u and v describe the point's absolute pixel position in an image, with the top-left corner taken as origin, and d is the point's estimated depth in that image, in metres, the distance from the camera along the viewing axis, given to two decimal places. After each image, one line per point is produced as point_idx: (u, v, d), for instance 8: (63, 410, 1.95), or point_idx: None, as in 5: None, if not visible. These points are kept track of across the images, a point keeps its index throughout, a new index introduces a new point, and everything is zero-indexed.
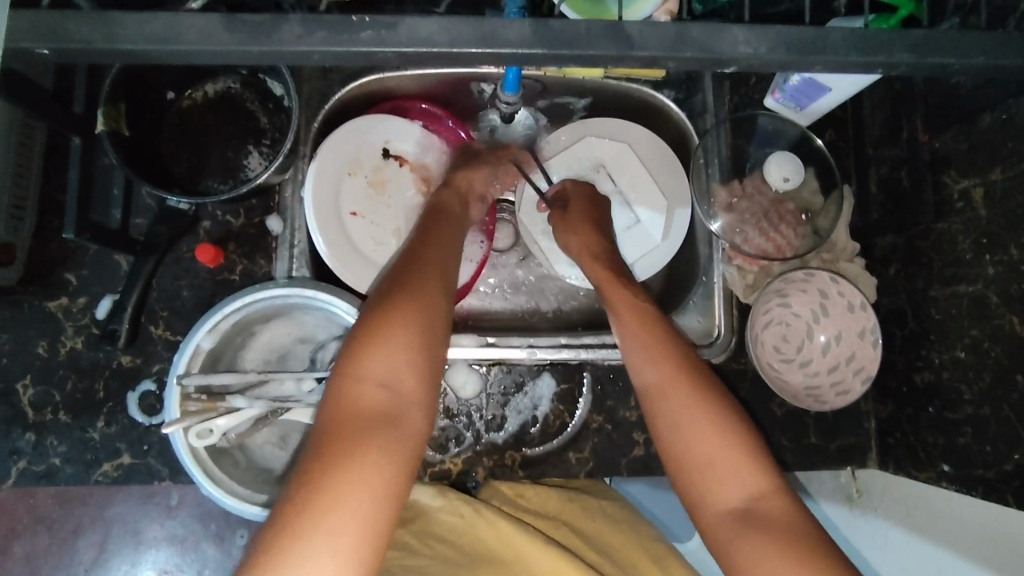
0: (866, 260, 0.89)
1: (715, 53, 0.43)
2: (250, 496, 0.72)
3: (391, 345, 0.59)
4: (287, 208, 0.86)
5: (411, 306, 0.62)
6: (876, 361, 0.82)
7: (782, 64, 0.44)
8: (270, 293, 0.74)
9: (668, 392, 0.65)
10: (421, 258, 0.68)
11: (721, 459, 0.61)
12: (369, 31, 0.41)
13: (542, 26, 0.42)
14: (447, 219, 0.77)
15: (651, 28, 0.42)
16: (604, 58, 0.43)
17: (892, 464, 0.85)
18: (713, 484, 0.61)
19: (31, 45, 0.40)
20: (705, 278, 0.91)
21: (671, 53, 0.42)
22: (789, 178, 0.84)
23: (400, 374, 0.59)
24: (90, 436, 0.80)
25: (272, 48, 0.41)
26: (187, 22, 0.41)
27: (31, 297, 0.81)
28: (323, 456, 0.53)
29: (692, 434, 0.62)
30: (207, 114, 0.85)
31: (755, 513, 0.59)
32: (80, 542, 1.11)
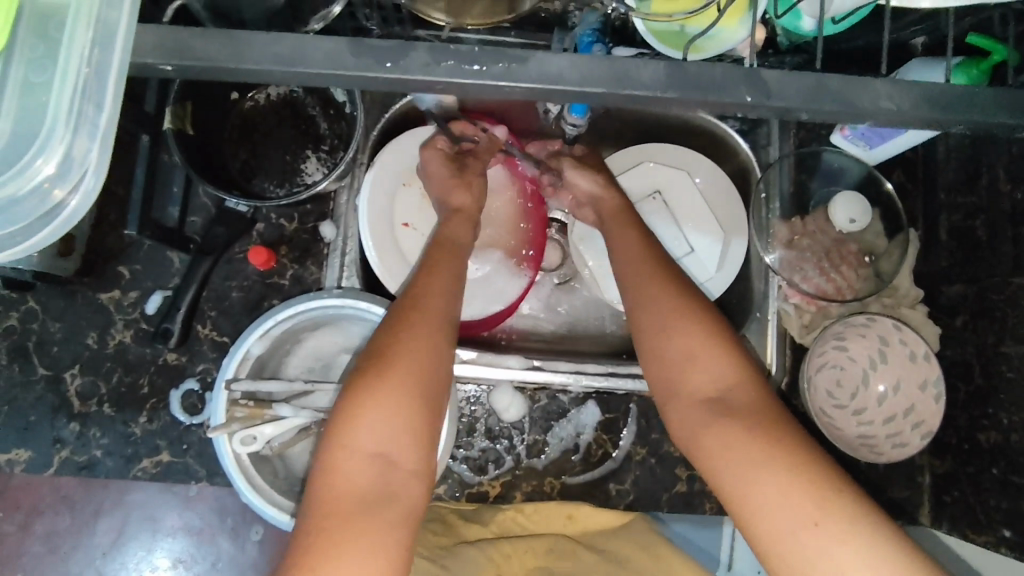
0: (930, 308, 0.85)
1: (859, 108, 0.41)
2: (289, 507, 0.71)
3: (374, 414, 0.59)
4: (340, 215, 0.85)
5: (397, 371, 0.61)
6: (938, 416, 0.79)
7: (926, 121, 0.42)
8: (322, 303, 0.73)
9: (656, 300, 0.68)
10: (409, 307, 0.66)
11: (699, 353, 0.63)
12: (500, 64, 0.40)
13: (677, 69, 0.40)
14: (446, 256, 0.74)
15: (791, 78, 0.41)
16: (736, 105, 0.41)
17: (947, 522, 0.81)
18: (693, 383, 0.62)
19: (154, 62, 0.39)
20: (757, 314, 0.89)
21: (809, 104, 0.41)
22: (856, 220, 0.82)
23: (388, 442, 0.58)
24: (132, 430, 0.80)
25: (400, 76, 0.40)
26: (315, 44, 0.40)
27: (84, 288, 0.81)
28: (311, 544, 0.54)
29: (673, 331, 0.65)
30: (268, 117, 0.85)
31: (727, 399, 0.60)
32: (100, 525, 1.12)
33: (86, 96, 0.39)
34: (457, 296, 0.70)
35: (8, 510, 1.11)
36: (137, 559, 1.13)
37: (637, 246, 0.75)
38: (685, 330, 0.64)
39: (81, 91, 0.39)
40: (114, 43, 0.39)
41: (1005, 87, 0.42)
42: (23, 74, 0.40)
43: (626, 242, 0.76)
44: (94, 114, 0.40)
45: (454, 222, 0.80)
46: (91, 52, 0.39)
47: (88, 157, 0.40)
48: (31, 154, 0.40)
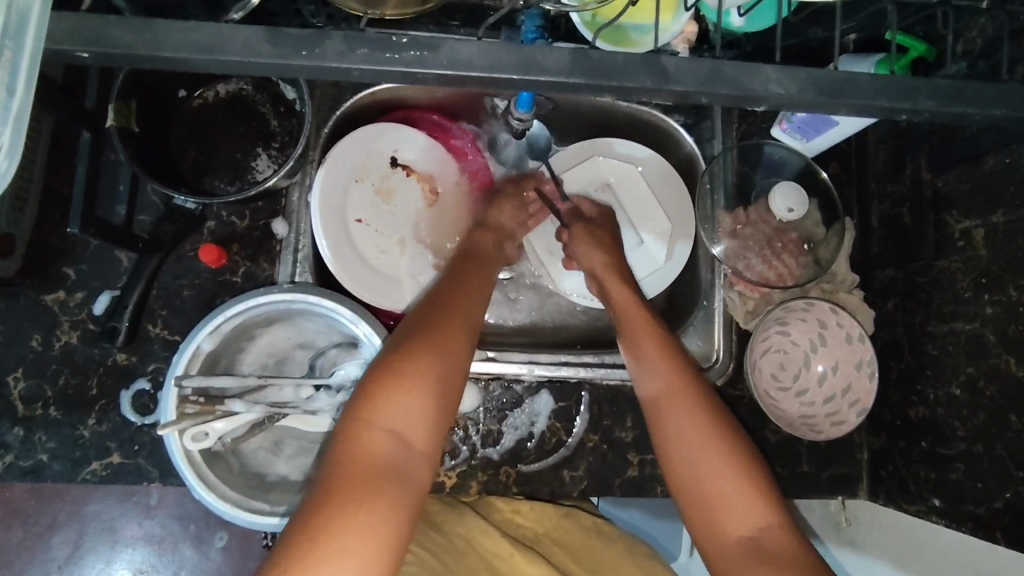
0: (866, 293, 0.90)
1: (748, 91, 0.43)
2: (243, 502, 0.71)
3: (404, 393, 0.60)
4: (293, 212, 0.85)
5: (428, 355, 0.63)
6: (872, 394, 0.83)
7: (813, 105, 0.45)
8: (273, 298, 0.73)
9: (679, 415, 0.69)
10: (438, 306, 0.69)
11: (722, 482, 0.65)
12: (411, 51, 0.42)
13: (581, 55, 0.43)
14: (467, 268, 0.77)
15: (690, 64, 0.43)
16: (640, 90, 0.43)
17: (883, 495, 0.86)
18: (724, 523, 0.64)
19: (71, 47, 0.40)
20: (705, 302, 0.93)
21: (707, 88, 0.43)
22: (793, 209, 0.86)
23: (411, 425, 0.60)
24: (80, 433, 0.79)
25: (315, 63, 0.42)
26: (232, 33, 0.41)
27: (27, 289, 0.80)
28: (323, 510, 0.53)
29: (695, 452, 0.67)
30: (217, 114, 0.85)
31: (760, 543, 0.62)
32: (55, 538, 1.10)
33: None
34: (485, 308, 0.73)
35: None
36: (94, 571, 1.10)
37: (638, 315, 0.79)
38: (711, 461, 0.66)
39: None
40: (27, 34, 0.39)
41: (890, 75, 0.45)
42: None
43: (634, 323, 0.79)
44: (6, 98, 0.40)
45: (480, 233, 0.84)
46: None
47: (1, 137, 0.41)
48: None
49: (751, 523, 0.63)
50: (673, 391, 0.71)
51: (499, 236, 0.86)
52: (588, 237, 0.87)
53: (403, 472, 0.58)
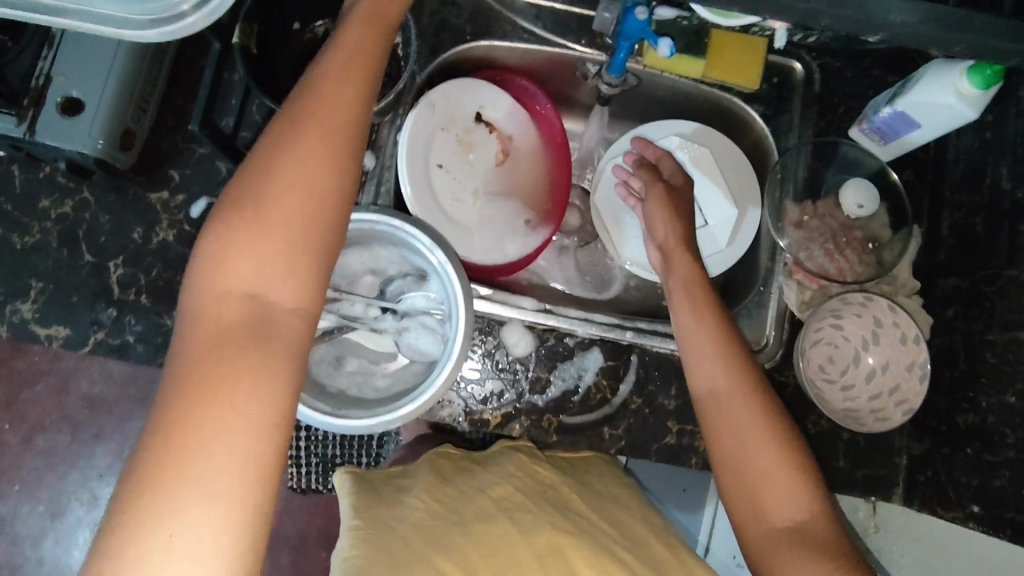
0: (925, 300, 0.90)
1: (867, 15, 0.51)
2: (308, 400, 0.75)
3: (261, 234, 0.57)
4: (382, 147, 0.91)
5: (275, 201, 0.57)
6: (921, 395, 0.83)
7: (924, 35, 0.52)
8: (360, 216, 0.77)
9: (736, 409, 0.72)
10: (290, 130, 0.60)
11: (774, 472, 0.69)
12: None
13: None
14: (347, 62, 0.63)
15: None
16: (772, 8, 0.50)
17: (918, 500, 0.85)
18: (770, 509, 0.68)
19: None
20: (761, 287, 0.94)
21: (829, 9, 0.50)
22: (863, 206, 0.87)
23: (267, 264, 0.56)
24: (164, 322, 0.85)
25: None
26: None
27: (136, 185, 0.87)
28: (187, 392, 0.52)
29: (748, 448, 0.70)
30: (324, 49, 0.92)
31: (802, 531, 0.66)
32: (99, 448, 1.25)
33: None
34: (369, 111, 0.64)
35: (16, 422, 1.23)
36: None
37: (697, 289, 0.81)
38: (762, 455, 0.70)
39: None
40: None
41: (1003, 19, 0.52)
42: None
43: (685, 302, 0.80)
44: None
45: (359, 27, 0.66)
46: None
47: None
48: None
49: (792, 509, 0.67)
50: (722, 378, 0.74)
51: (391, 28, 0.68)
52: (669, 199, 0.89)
53: (269, 323, 0.56)
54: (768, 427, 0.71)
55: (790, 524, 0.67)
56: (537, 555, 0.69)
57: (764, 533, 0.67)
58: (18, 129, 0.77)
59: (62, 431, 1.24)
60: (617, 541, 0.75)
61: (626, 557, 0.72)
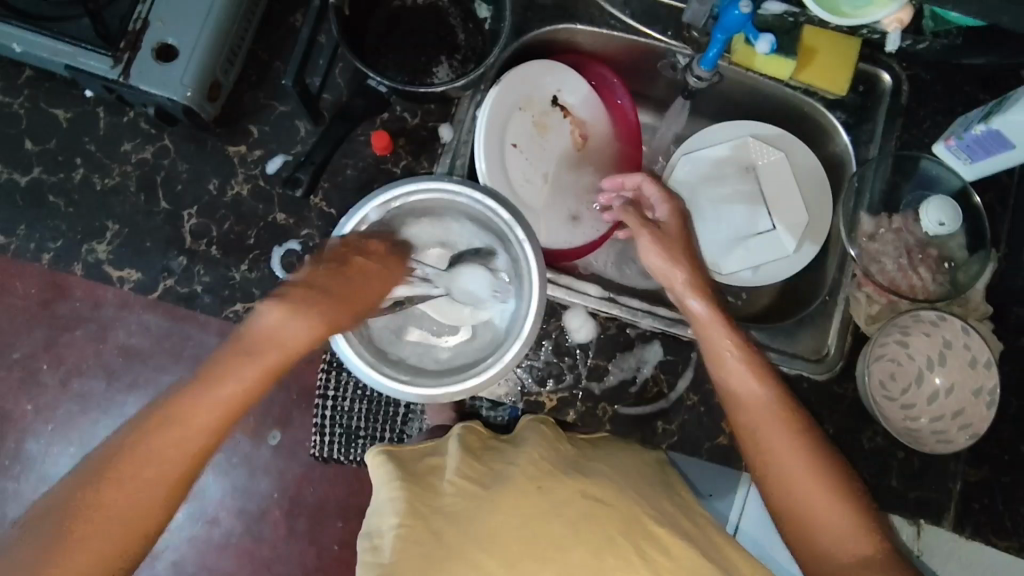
0: (997, 326, 0.88)
1: None
2: (373, 363, 0.77)
3: (289, 332, 0.65)
4: (461, 121, 0.90)
5: (250, 357, 0.64)
6: (987, 421, 0.82)
7: None
8: (439, 187, 0.78)
9: (785, 451, 0.70)
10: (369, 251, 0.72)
11: (829, 512, 0.67)
12: None
13: None
14: (337, 276, 0.69)
15: None
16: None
17: (970, 527, 0.84)
18: (828, 547, 0.67)
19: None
20: (829, 297, 0.92)
21: None
22: (944, 224, 0.86)
23: (284, 342, 0.65)
24: (232, 276, 0.86)
25: None
26: None
27: (215, 137, 0.87)
28: (150, 426, 0.62)
29: (799, 488, 0.69)
30: (412, 18, 0.90)
31: (865, 564, 0.65)
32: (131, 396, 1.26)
33: None
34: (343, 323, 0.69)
35: (55, 363, 1.25)
36: None
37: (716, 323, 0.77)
38: (817, 491, 0.68)
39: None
40: None
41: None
42: None
43: (713, 336, 0.76)
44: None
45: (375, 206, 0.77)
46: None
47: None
48: None
49: (851, 544, 0.66)
50: (759, 419, 0.72)
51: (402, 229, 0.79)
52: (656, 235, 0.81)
53: (192, 477, 0.64)
54: (813, 459, 0.69)
55: (851, 560, 0.65)
56: (576, 528, 0.67)
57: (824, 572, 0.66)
58: (114, 71, 0.79)
59: (99, 377, 1.26)
60: (652, 514, 0.71)
61: (661, 536, 0.69)
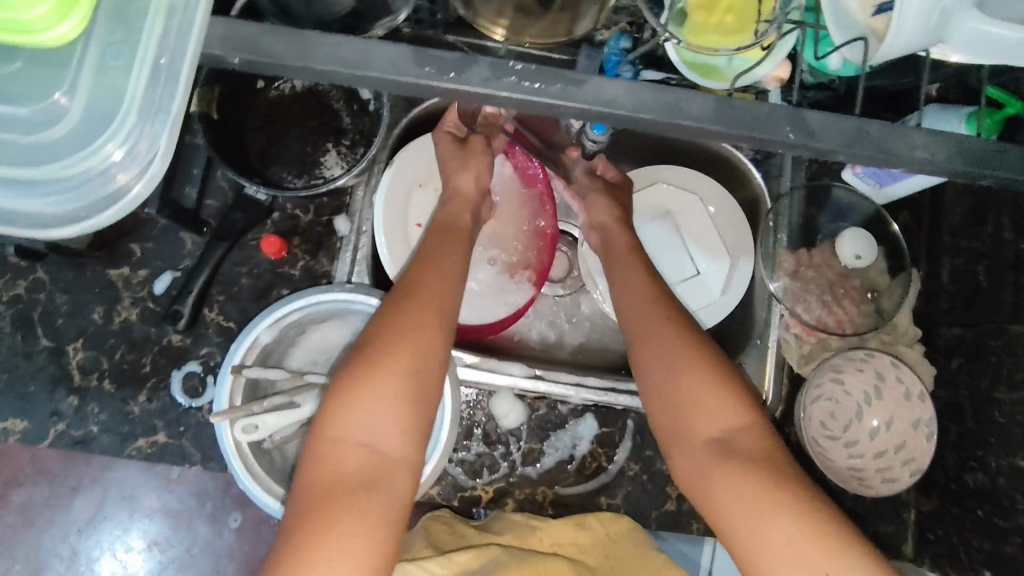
0: (927, 348, 0.87)
1: (891, 155, 0.43)
2: (287, 496, 0.72)
3: (362, 399, 0.61)
4: (356, 210, 0.86)
5: (327, 523, 0.57)
6: (928, 455, 0.80)
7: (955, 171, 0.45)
8: (334, 297, 0.74)
9: (653, 333, 0.71)
10: (407, 293, 0.67)
11: (703, 392, 0.65)
12: (559, 84, 0.42)
13: (725, 103, 0.42)
14: (367, 388, 0.61)
15: (831, 122, 0.43)
16: (783, 143, 0.43)
17: (928, 559, 0.82)
18: (698, 422, 0.64)
19: (224, 53, 0.42)
20: (758, 341, 0.91)
21: (849, 147, 0.43)
22: (862, 257, 0.83)
23: (378, 427, 0.61)
24: (130, 409, 0.80)
25: (458, 85, 0.42)
26: (380, 49, 0.42)
27: (95, 262, 0.81)
28: (307, 516, 0.57)
29: (673, 368, 0.67)
30: (291, 106, 0.85)
31: (729, 439, 0.63)
32: (77, 501, 1.01)
33: (158, 82, 0.42)
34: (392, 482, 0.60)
35: None
36: (111, 537, 1.02)
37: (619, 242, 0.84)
38: (692, 376, 0.66)
39: (135, 134, 0.43)
40: (189, 35, 0.42)
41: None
42: (100, 54, 0.43)
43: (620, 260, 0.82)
44: (166, 102, 0.42)
45: (455, 207, 0.79)
46: (161, 47, 0.42)
47: (152, 148, 0.43)
48: (103, 139, 0.43)
49: (723, 420, 0.64)
50: (692, 444, 0.64)
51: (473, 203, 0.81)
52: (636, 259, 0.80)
53: None
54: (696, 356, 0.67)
55: (717, 434, 0.63)
56: None
57: (688, 446, 0.64)
58: None
59: None
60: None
61: None
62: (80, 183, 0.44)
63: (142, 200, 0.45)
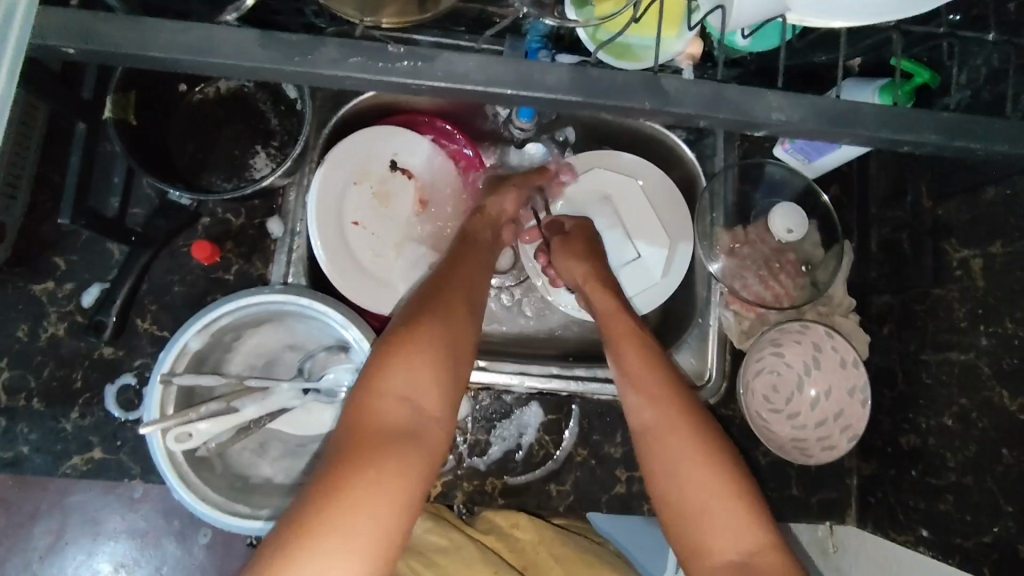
0: (861, 317, 0.89)
1: (749, 116, 0.43)
2: (224, 504, 0.70)
3: (418, 361, 0.62)
4: (289, 211, 0.85)
5: (383, 450, 0.56)
6: (864, 421, 0.83)
7: (817, 132, 0.44)
8: (262, 299, 0.73)
9: (657, 400, 0.69)
10: (446, 284, 0.70)
11: (717, 508, 0.63)
12: (405, 60, 0.42)
13: (581, 74, 0.43)
14: (424, 335, 0.63)
15: (690, 87, 0.43)
16: (638, 111, 0.43)
17: (871, 522, 0.84)
18: (711, 544, 0.62)
19: (56, 43, 0.40)
20: (700, 320, 0.92)
21: (706, 111, 0.43)
22: (792, 230, 0.84)
23: (427, 390, 0.61)
24: (62, 426, 0.78)
25: (306, 69, 0.42)
26: (222, 37, 0.41)
27: (17, 278, 0.79)
28: (359, 442, 0.57)
29: (679, 478, 0.65)
30: (216, 109, 0.84)
31: (749, 566, 0.60)
32: (36, 528, 0.97)
33: None
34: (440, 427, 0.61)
35: None
36: (76, 564, 0.98)
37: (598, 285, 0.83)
38: (701, 482, 0.64)
39: None
40: None
41: (889, 106, 0.45)
42: None
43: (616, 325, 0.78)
44: None
45: (479, 221, 0.84)
46: None
47: None
48: None
49: (738, 544, 0.61)
50: (677, 465, 0.66)
51: (494, 224, 0.85)
52: (564, 248, 0.86)
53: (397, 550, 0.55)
54: (705, 455, 0.65)
55: (733, 560, 0.61)
56: None
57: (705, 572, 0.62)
58: None
59: None
60: None
61: None
62: None
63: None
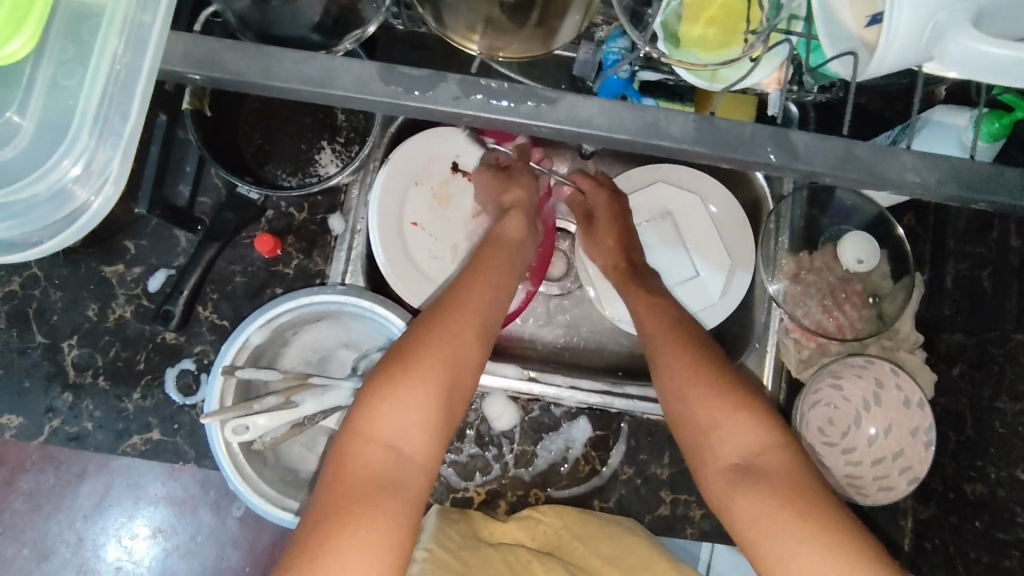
0: (928, 354, 0.86)
1: (882, 178, 0.42)
2: (274, 498, 0.72)
3: (410, 386, 0.60)
4: (351, 208, 0.85)
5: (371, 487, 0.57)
6: (926, 463, 0.79)
7: (946, 195, 0.43)
8: (324, 297, 0.74)
9: (673, 351, 0.69)
10: (452, 297, 0.68)
11: (726, 429, 0.63)
12: (531, 102, 0.42)
13: (705, 124, 0.42)
14: (414, 357, 0.62)
15: (817, 143, 0.42)
16: (761, 164, 0.42)
17: (925, 567, 0.82)
18: (715, 450, 0.63)
19: (184, 70, 0.41)
20: (756, 344, 0.90)
21: (835, 170, 0.42)
22: (864, 261, 0.81)
23: (421, 409, 0.60)
24: (124, 406, 0.80)
25: (424, 105, 0.42)
26: (346, 67, 0.41)
27: (90, 259, 0.81)
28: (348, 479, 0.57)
29: (695, 403, 0.65)
30: (284, 103, 0.84)
31: (753, 466, 0.60)
32: (83, 487, 1.00)
33: (112, 105, 0.42)
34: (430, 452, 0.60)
35: None
36: (116, 523, 1.01)
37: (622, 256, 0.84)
38: (710, 403, 0.64)
39: (90, 151, 0.43)
40: (146, 51, 0.41)
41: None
42: (53, 74, 0.43)
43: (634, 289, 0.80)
44: (118, 125, 0.43)
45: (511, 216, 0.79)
46: (117, 53, 0.42)
47: (106, 168, 0.43)
48: (59, 156, 0.43)
49: (743, 446, 0.61)
50: (688, 396, 0.65)
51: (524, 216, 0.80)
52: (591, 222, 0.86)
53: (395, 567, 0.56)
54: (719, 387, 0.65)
55: (737, 462, 0.61)
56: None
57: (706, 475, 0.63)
58: None
59: None
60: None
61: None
62: (27, 208, 0.44)
63: (101, 217, 0.45)
